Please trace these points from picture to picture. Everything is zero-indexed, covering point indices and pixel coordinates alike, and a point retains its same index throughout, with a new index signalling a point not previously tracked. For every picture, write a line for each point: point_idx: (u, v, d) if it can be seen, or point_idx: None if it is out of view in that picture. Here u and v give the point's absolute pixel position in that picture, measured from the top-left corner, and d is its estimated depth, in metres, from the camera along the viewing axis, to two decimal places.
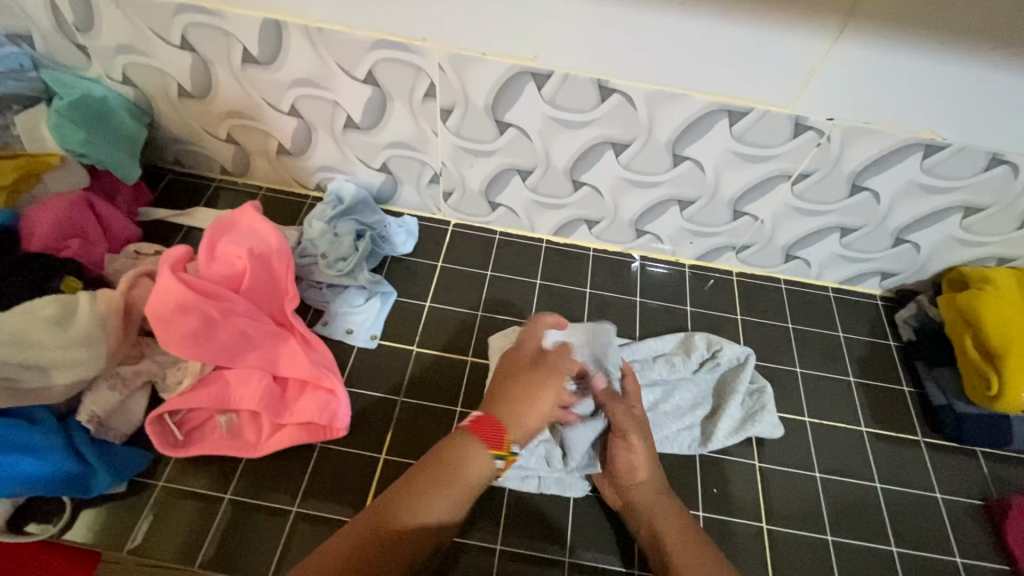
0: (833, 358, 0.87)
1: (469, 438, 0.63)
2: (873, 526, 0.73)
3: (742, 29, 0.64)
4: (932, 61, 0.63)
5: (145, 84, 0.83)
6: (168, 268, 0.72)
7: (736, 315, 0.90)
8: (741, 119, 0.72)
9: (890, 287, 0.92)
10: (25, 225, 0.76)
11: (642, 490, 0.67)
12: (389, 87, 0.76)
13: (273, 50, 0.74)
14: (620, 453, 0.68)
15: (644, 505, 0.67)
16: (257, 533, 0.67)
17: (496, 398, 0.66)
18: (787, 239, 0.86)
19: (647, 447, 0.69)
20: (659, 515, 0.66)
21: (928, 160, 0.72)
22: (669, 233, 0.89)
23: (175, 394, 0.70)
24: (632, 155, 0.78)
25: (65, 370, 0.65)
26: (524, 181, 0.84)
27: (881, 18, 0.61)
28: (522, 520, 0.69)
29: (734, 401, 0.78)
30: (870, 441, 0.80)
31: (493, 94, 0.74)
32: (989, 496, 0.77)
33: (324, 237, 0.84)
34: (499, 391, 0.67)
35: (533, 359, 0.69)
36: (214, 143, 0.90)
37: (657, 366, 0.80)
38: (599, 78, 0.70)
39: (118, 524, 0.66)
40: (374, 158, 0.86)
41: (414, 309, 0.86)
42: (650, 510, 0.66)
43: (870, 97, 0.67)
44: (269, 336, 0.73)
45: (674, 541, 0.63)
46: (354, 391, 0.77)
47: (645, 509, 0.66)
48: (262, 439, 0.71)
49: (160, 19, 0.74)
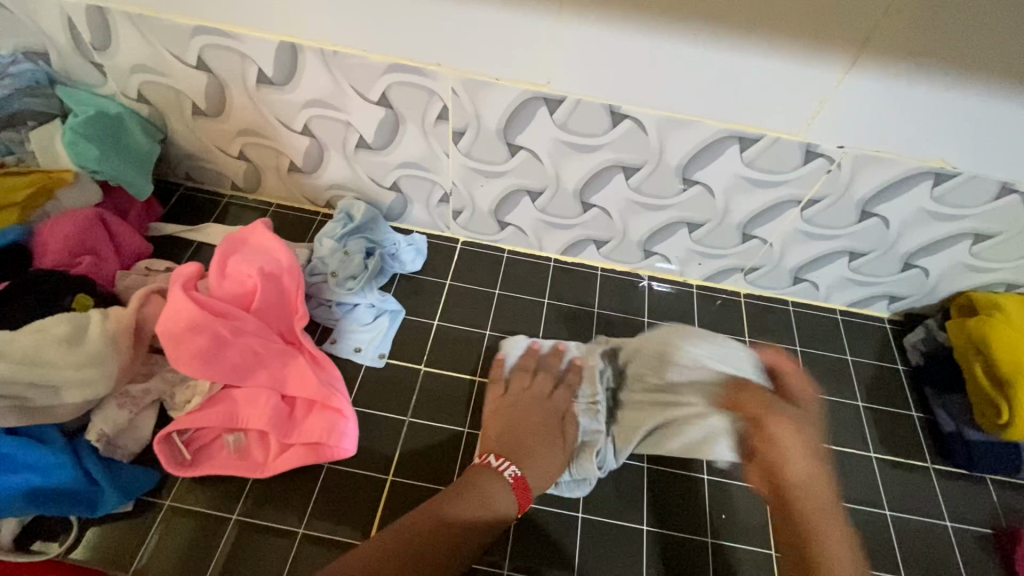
0: (842, 382, 0.87)
1: (491, 476, 0.66)
2: (882, 554, 0.73)
3: (755, 57, 0.64)
4: (946, 91, 0.64)
5: (159, 102, 0.83)
6: (179, 287, 0.72)
7: (744, 337, 0.89)
8: (751, 146, 0.72)
9: (898, 311, 0.92)
10: (39, 241, 0.77)
11: (818, 488, 0.60)
12: (403, 110, 0.77)
13: (288, 72, 0.75)
14: (788, 442, 0.63)
15: (810, 504, 0.59)
16: (263, 554, 0.66)
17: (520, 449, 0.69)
18: (795, 262, 0.86)
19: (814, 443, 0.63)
20: (820, 514, 0.59)
21: (938, 188, 0.73)
22: (677, 255, 0.89)
23: (184, 412, 0.70)
24: (642, 178, 0.78)
25: (76, 390, 0.65)
26: (533, 201, 0.85)
27: (893, 51, 0.61)
28: (532, 541, 0.69)
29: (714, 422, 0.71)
30: (878, 467, 0.80)
31: (505, 117, 0.74)
32: (998, 524, 0.76)
33: (334, 256, 0.84)
34: (513, 436, 0.71)
35: (541, 406, 0.74)
36: (225, 160, 0.90)
37: (626, 363, 0.79)
38: (612, 104, 0.71)
39: (123, 543, 0.66)
40: (384, 177, 0.86)
41: (422, 327, 0.86)
42: (802, 506, 0.59)
43: (878, 128, 0.68)
44: (278, 354, 0.73)
45: (820, 543, 0.57)
46: (362, 411, 0.77)
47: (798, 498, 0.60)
48: (270, 459, 0.70)
49: (178, 40, 0.75)
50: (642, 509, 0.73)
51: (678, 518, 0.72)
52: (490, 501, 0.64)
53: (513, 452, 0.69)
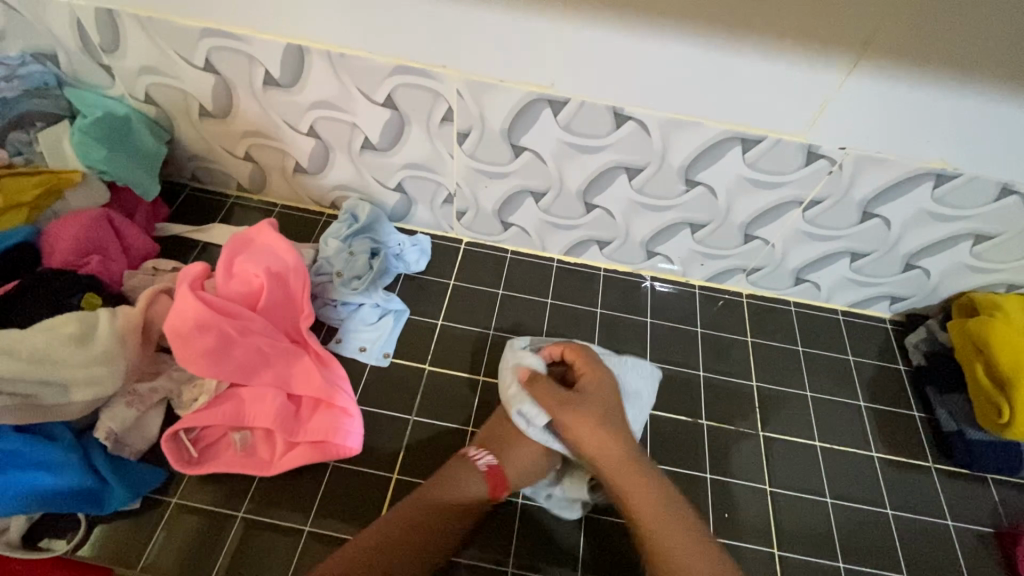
0: (843, 382, 0.88)
1: (464, 466, 0.68)
2: (883, 552, 0.73)
3: (758, 59, 0.65)
4: (946, 93, 0.64)
5: (166, 104, 0.84)
6: (186, 286, 0.73)
7: (746, 336, 0.90)
8: (753, 147, 0.73)
9: (899, 311, 0.93)
10: (47, 241, 0.78)
11: (607, 455, 0.66)
12: (408, 111, 0.77)
13: (294, 74, 0.76)
14: (579, 425, 0.66)
15: (608, 471, 0.65)
16: (269, 552, 0.67)
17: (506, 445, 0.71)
18: (796, 262, 0.87)
19: (595, 417, 0.67)
20: (620, 473, 0.65)
21: (938, 189, 0.73)
22: (680, 255, 0.90)
23: (191, 410, 0.71)
24: (644, 179, 0.79)
25: (85, 388, 0.66)
26: (537, 202, 0.85)
27: (895, 53, 0.62)
28: (535, 540, 0.69)
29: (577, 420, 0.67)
30: (880, 467, 0.80)
31: (508, 118, 0.75)
32: (1000, 524, 0.76)
33: (340, 255, 0.85)
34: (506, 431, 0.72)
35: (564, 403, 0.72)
36: (231, 161, 0.91)
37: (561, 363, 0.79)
38: (614, 105, 0.71)
39: (130, 541, 0.66)
40: (389, 178, 0.87)
41: (427, 327, 0.86)
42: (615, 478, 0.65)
43: (879, 130, 0.69)
44: (284, 353, 0.74)
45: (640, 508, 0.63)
46: (367, 410, 0.78)
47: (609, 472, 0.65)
48: (276, 457, 0.71)
49: (185, 42, 0.75)
50: None
51: None
52: (462, 490, 0.66)
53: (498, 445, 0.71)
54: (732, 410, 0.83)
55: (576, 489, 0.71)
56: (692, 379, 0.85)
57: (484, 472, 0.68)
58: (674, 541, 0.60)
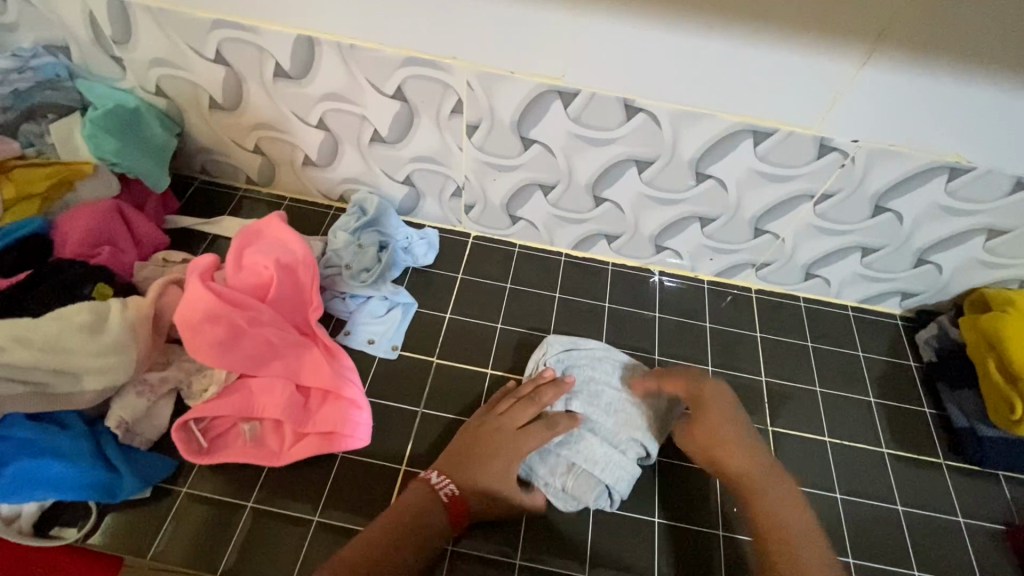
0: (853, 378, 0.87)
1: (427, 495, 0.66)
2: (893, 548, 0.73)
3: (772, 49, 0.64)
4: (963, 84, 0.64)
5: (176, 96, 0.84)
6: (196, 277, 0.73)
7: (755, 332, 0.90)
8: (765, 140, 0.72)
9: (910, 307, 0.92)
10: (59, 231, 0.78)
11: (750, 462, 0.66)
12: (417, 103, 0.77)
13: (304, 65, 0.76)
14: (730, 433, 0.68)
15: (748, 475, 0.65)
16: (278, 542, 0.67)
17: (472, 470, 0.68)
18: (807, 257, 0.86)
19: (724, 431, 0.68)
20: (764, 481, 0.65)
21: (952, 183, 0.73)
22: (689, 250, 0.90)
23: (201, 401, 0.71)
24: (655, 173, 0.78)
25: (97, 376, 0.66)
26: (546, 196, 0.85)
27: (910, 43, 0.61)
28: (543, 531, 0.69)
29: (587, 444, 0.72)
30: (890, 462, 0.80)
31: (519, 111, 0.75)
32: (1012, 521, 0.76)
33: (348, 248, 0.85)
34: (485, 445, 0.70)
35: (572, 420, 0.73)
36: (240, 154, 0.91)
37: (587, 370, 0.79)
38: (626, 97, 0.71)
39: (141, 529, 0.67)
40: (398, 171, 0.87)
41: (434, 320, 0.86)
42: (756, 482, 0.65)
43: (892, 123, 0.68)
44: (293, 344, 0.74)
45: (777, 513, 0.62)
46: (375, 402, 0.78)
47: (751, 478, 0.65)
48: (285, 448, 0.71)
49: (197, 34, 0.76)
50: (653, 502, 0.73)
51: (690, 511, 0.72)
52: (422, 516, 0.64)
53: (458, 464, 0.69)
54: (741, 405, 0.82)
55: (580, 490, 0.70)
56: (700, 373, 0.85)
57: (447, 502, 0.66)
58: (812, 555, 0.58)
